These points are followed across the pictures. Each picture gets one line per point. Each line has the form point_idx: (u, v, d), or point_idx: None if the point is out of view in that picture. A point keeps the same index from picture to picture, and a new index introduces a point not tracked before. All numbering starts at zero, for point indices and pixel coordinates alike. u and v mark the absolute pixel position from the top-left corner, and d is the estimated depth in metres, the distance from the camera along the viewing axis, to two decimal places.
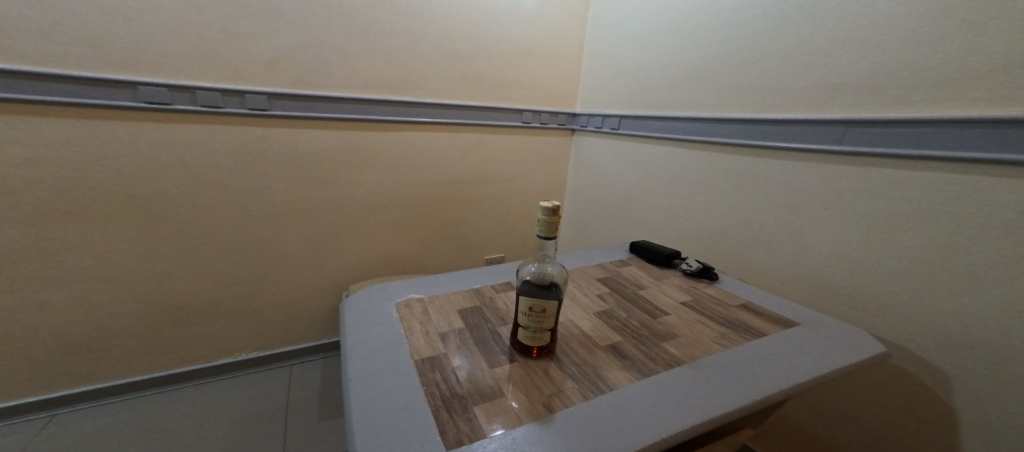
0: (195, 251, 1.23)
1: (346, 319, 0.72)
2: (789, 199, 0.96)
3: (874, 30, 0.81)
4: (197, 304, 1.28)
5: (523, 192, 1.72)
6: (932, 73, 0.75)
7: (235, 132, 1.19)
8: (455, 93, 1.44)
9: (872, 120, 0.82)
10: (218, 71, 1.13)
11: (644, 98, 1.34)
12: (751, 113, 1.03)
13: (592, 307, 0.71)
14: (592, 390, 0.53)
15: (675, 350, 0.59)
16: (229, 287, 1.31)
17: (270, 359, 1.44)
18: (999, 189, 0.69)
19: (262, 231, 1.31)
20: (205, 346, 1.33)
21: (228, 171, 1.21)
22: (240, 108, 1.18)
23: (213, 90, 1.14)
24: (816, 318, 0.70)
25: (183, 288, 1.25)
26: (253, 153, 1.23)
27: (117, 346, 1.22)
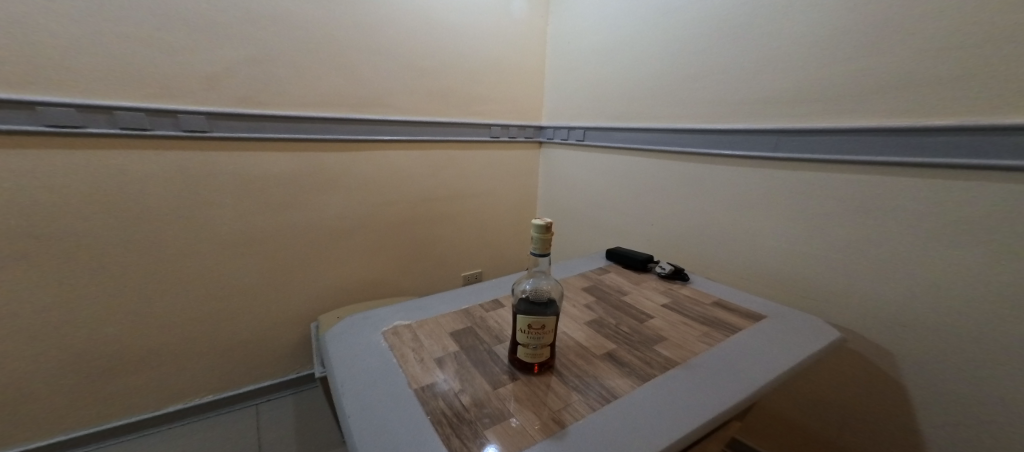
0: (125, 286, 1.14)
1: (331, 354, 0.69)
2: (744, 202, 1.05)
3: (800, 49, 0.92)
4: (131, 344, 1.18)
5: (493, 205, 1.75)
6: (851, 84, 0.85)
7: (167, 156, 1.12)
8: (422, 110, 1.45)
9: (802, 129, 0.92)
10: (145, 90, 1.06)
11: (605, 110, 1.42)
12: (706, 124, 1.11)
13: (582, 317, 0.74)
14: (598, 399, 0.56)
15: (668, 353, 0.64)
16: (171, 323, 1.22)
17: (233, 400, 1.37)
18: (900, 181, 0.81)
19: (205, 258, 1.22)
20: (147, 388, 1.23)
21: (163, 198, 1.13)
22: (171, 130, 1.11)
23: (137, 111, 1.05)
24: (774, 308, 0.78)
25: (112, 328, 1.14)
26: (191, 179, 1.16)
27: (50, 399, 1.11)
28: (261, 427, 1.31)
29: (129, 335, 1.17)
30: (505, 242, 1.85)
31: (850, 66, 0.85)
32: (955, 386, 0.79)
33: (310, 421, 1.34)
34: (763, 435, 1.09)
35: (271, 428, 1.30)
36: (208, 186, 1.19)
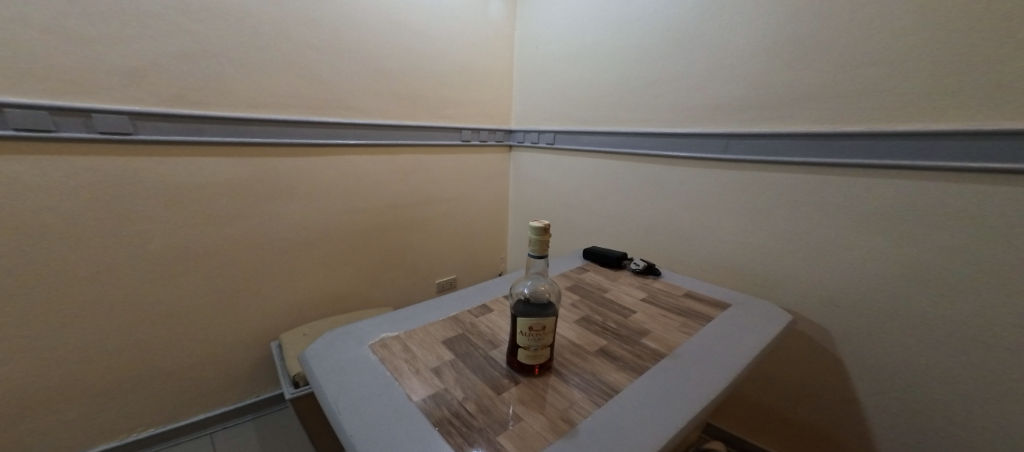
0: (29, 310, 0.99)
1: (316, 373, 0.65)
2: (703, 200, 1.14)
3: (747, 60, 1.02)
4: (42, 377, 1.04)
5: (462, 209, 1.74)
6: (786, 92, 0.97)
7: (83, 161, 0.98)
8: (388, 113, 1.41)
9: (748, 133, 1.03)
10: (51, 85, 0.93)
11: (572, 115, 1.47)
12: (668, 128, 1.18)
13: (570, 316, 0.78)
14: (600, 395, 0.59)
15: (655, 345, 0.69)
16: (94, 349, 1.09)
17: (180, 431, 1.26)
18: (827, 178, 0.93)
19: (131, 274, 1.09)
20: (70, 426, 1.10)
21: (79, 209, 1.00)
22: (84, 131, 0.97)
23: (38, 109, 0.92)
24: (736, 296, 0.86)
25: (15, 360, 1.00)
26: (113, 187, 1.03)
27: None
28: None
29: (46, 370, 1.04)
30: (474, 246, 1.84)
31: (789, 78, 0.96)
32: (878, 356, 0.92)
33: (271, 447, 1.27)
34: (733, 416, 1.19)
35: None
36: (135, 195, 1.06)
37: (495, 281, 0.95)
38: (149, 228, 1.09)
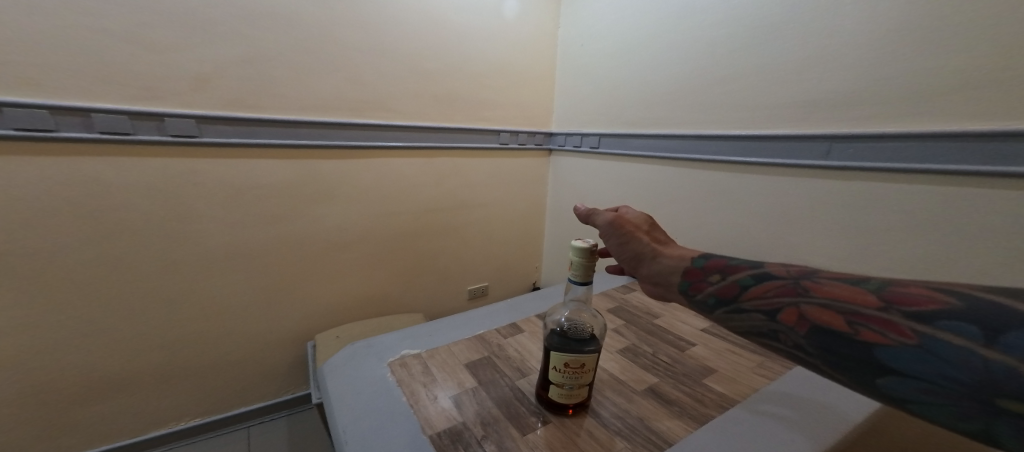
0: (95, 302, 1.04)
1: (331, 393, 0.60)
2: (776, 212, 0.98)
3: (839, 49, 0.86)
4: (106, 366, 1.09)
5: (501, 216, 1.68)
6: (897, 85, 0.79)
7: (154, 164, 1.03)
8: (427, 116, 1.38)
9: (858, 134, 0.84)
10: (127, 91, 0.97)
11: (621, 117, 1.35)
12: (735, 131, 1.04)
13: (613, 344, 0.67)
14: (648, 447, 0.48)
15: (720, 389, 0.57)
16: (152, 343, 1.13)
17: (222, 423, 1.29)
18: (958, 192, 0.73)
19: (192, 273, 1.13)
20: (125, 414, 1.15)
21: (146, 209, 1.04)
22: (157, 134, 1.02)
23: (119, 113, 0.97)
24: None
25: (81, 350, 1.05)
26: (177, 187, 1.07)
27: (26, 430, 1.04)
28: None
29: (109, 360, 1.09)
30: (512, 254, 1.78)
31: (903, 67, 0.78)
32: None
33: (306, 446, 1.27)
34: None
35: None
36: (198, 197, 1.10)
37: (529, 297, 0.87)
38: (208, 229, 1.13)
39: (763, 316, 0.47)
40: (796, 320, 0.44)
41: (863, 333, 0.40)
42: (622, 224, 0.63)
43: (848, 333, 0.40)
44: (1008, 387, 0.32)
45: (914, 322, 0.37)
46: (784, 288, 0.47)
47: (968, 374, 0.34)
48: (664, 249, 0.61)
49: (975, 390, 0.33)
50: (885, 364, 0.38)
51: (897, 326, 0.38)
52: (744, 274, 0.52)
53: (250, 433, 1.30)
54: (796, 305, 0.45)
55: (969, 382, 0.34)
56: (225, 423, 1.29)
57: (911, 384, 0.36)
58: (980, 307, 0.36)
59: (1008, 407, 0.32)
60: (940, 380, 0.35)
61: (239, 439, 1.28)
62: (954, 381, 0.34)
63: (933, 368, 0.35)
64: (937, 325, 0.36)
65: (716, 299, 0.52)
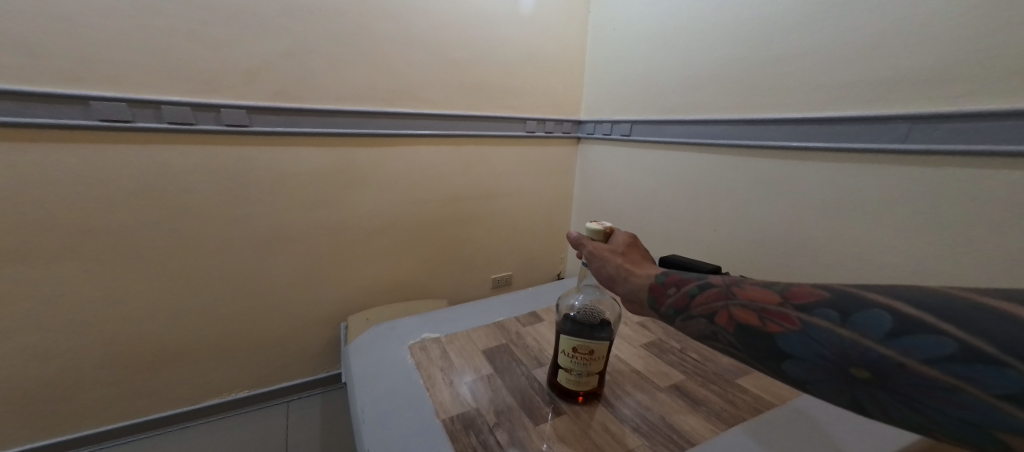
0: (160, 280, 1.13)
1: (353, 373, 0.61)
2: (826, 201, 0.89)
3: (912, 19, 0.75)
4: (168, 339, 1.18)
5: (529, 205, 1.67)
6: (988, 58, 0.68)
7: (212, 153, 1.10)
8: (455, 105, 1.39)
9: (944, 114, 0.72)
10: (186, 85, 1.03)
11: (655, 103, 1.29)
12: (780, 115, 0.96)
13: (637, 338, 0.65)
14: (668, 445, 0.45)
15: (752, 393, 0.53)
16: (206, 319, 1.21)
17: (267, 396, 1.37)
18: None
19: (243, 256, 1.21)
20: (183, 384, 1.24)
21: (204, 196, 1.12)
22: (215, 125, 1.08)
23: (183, 105, 1.04)
24: None
25: (147, 324, 1.14)
26: (230, 175, 1.13)
27: (99, 392, 1.14)
28: (293, 429, 1.29)
29: (170, 334, 1.18)
30: (539, 245, 1.77)
31: (997, 38, 0.67)
32: None
33: (342, 423, 1.33)
34: None
35: (303, 430, 1.29)
36: (248, 184, 1.16)
37: (551, 287, 0.85)
38: (260, 215, 1.20)
39: (701, 320, 0.45)
40: (725, 321, 0.43)
41: (771, 327, 0.40)
42: (598, 251, 0.54)
43: (758, 328, 0.41)
44: (856, 358, 0.35)
45: (800, 312, 0.39)
46: (715, 292, 0.46)
47: (831, 350, 0.36)
48: (636, 269, 0.54)
49: (838, 365, 0.36)
50: (782, 351, 0.39)
51: (788, 316, 0.40)
52: (690, 283, 0.49)
53: (293, 407, 1.38)
54: (726, 307, 0.44)
55: (834, 359, 0.36)
56: (270, 397, 1.38)
57: (802, 366, 0.38)
58: (844, 294, 0.38)
59: (860, 375, 0.35)
60: (817, 359, 0.37)
61: (283, 412, 1.36)
62: (826, 359, 0.37)
63: (813, 351, 0.37)
64: (813, 313, 0.38)
65: (672, 311, 0.48)
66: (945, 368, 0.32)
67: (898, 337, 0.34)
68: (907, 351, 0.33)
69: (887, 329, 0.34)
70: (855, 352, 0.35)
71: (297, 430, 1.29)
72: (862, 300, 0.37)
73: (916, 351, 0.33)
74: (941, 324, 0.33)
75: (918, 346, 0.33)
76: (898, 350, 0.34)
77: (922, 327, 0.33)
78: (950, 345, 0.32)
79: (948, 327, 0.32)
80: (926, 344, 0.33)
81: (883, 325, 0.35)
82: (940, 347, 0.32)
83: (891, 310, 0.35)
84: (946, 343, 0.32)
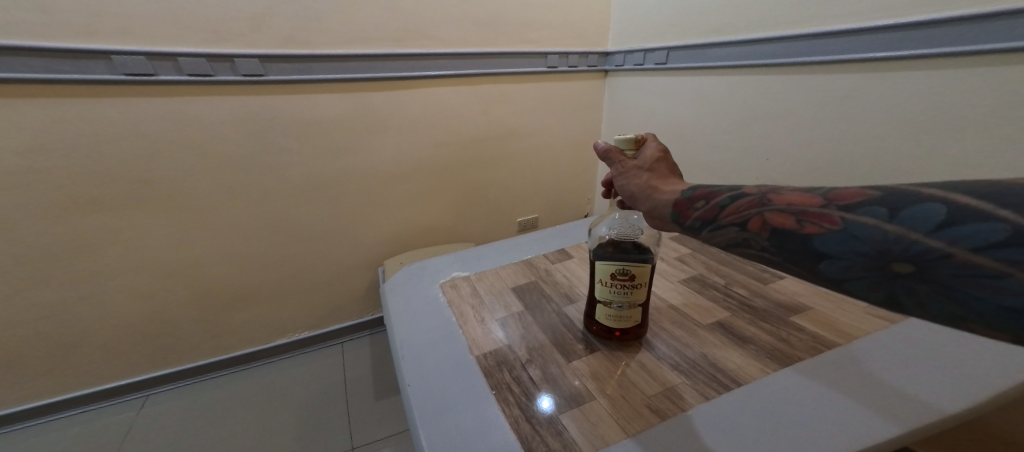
0: (202, 233, 1.15)
1: (388, 310, 0.61)
2: (900, 118, 0.79)
3: None
4: (218, 289, 1.23)
5: (554, 147, 1.61)
6: None
7: (235, 104, 1.08)
8: (471, 42, 1.30)
9: None
10: (197, 33, 1.00)
11: (694, 26, 1.16)
12: (847, 26, 0.84)
13: (677, 276, 0.61)
14: (710, 384, 0.42)
15: (810, 329, 0.49)
16: (251, 269, 1.25)
17: (317, 340, 1.43)
18: None
19: (277, 207, 1.22)
20: (239, 330, 1.31)
21: (233, 149, 1.11)
22: (232, 75, 1.06)
23: (198, 56, 1.01)
24: None
25: (196, 275, 1.19)
26: (255, 126, 1.12)
27: (164, 340, 1.22)
28: (346, 365, 1.36)
29: (219, 285, 1.23)
30: (566, 188, 1.72)
31: None
32: None
33: (388, 361, 1.39)
34: None
35: (354, 367, 1.35)
36: (273, 134, 1.15)
37: (582, 223, 0.82)
38: (289, 167, 1.20)
39: (733, 229, 0.40)
40: (756, 227, 0.38)
41: (804, 228, 0.35)
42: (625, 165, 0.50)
43: (792, 230, 0.35)
44: (898, 252, 0.30)
45: (843, 211, 0.33)
46: (749, 199, 0.40)
47: (872, 247, 0.31)
48: (663, 185, 0.48)
49: (877, 261, 0.31)
50: (816, 253, 0.34)
51: (830, 216, 0.34)
52: (721, 192, 0.42)
53: (342, 348, 1.45)
54: (756, 212, 0.39)
55: (872, 254, 0.31)
56: (319, 340, 1.44)
57: (838, 267, 0.32)
58: (896, 191, 0.32)
59: (901, 271, 0.30)
60: (856, 257, 0.32)
61: (333, 353, 1.42)
62: (865, 256, 0.31)
63: (850, 248, 0.32)
64: (857, 212, 0.33)
65: (698, 223, 0.42)
66: (997, 255, 0.26)
67: (951, 227, 0.28)
68: (956, 240, 0.28)
69: (939, 220, 0.28)
70: (898, 246, 0.30)
71: (348, 370, 1.34)
72: (917, 193, 0.31)
73: (966, 239, 0.27)
74: (998, 209, 0.27)
75: (969, 233, 0.27)
76: (946, 240, 0.28)
77: (977, 214, 0.27)
78: (1005, 230, 0.26)
79: (1007, 212, 0.27)
80: (977, 231, 0.27)
81: (935, 216, 0.29)
82: (993, 233, 0.26)
83: (947, 201, 0.29)
84: (1002, 229, 0.26)
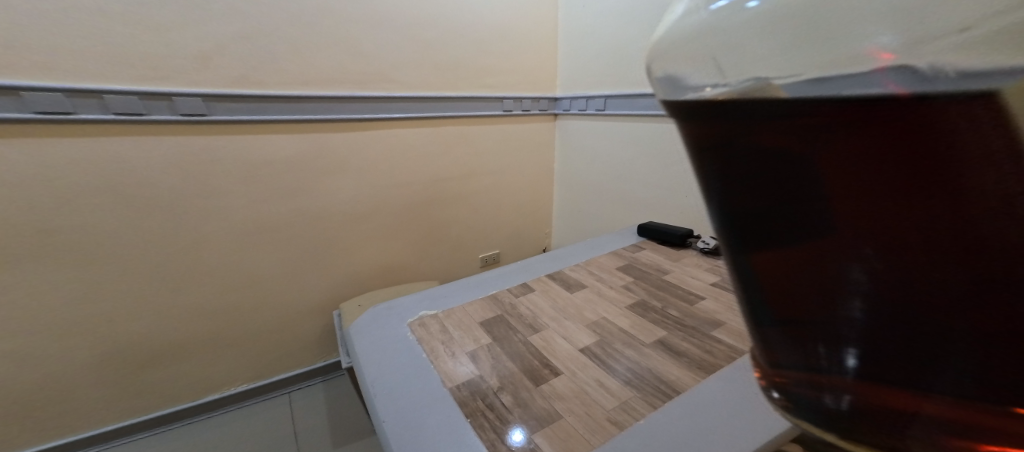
0: (130, 279, 1.08)
1: (357, 350, 0.63)
2: None
3: None
4: (147, 340, 1.14)
5: (510, 182, 1.70)
6: None
7: (174, 146, 1.05)
8: (430, 86, 1.38)
9: None
10: (132, 70, 0.96)
11: (627, 77, 1.38)
12: None
13: (623, 301, 0.70)
14: (658, 396, 0.49)
15: (729, 339, 0.59)
16: (188, 317, 1.18)
17: (262, 391, 1.36)
18: None
19: (220, 249, 1.17)
20: (172, 384, 1.21)
21: (171, 191, 1.07)
22: (169, 115, 1.03)
23: (129, 94, 0.97)
24: None
25: (120, 326, 1.10)
26: (196, 167, 1.09)
27: (78, 402, 1.10)
28: (296, 415, 1.30)
29: (149, 334, 1.14)
30: (524, 223, 1.82)
31: None
32: None
33: (343, 407, 1.34)
34: None
35: (306, 416, 1.30)
36: (218, 178, 1.13)
37: (538, 258, 0.89)
38: (233, 209, 1.17)
39: None
40: None
41: None
42: None
43: None
44: None
45: None
46: None
47: None
48: None
49: None
50: None
51: None
52: None
53: (290, 398, 1.38)
54: None
55: None
56: (265, 391, 1.36)
57: None
58: None
59: None
60: None
61: (280, 404, 1.35)
62: None
63: None
64: None
65: None
66: None
67: None
68: None
69: None
70: None
71: (298, 420, 1.28)
72: None
73: None
74: None
75: None
76: None
77: None
78: None
79: None
80: None
81: None
82: None
83: None
84: None
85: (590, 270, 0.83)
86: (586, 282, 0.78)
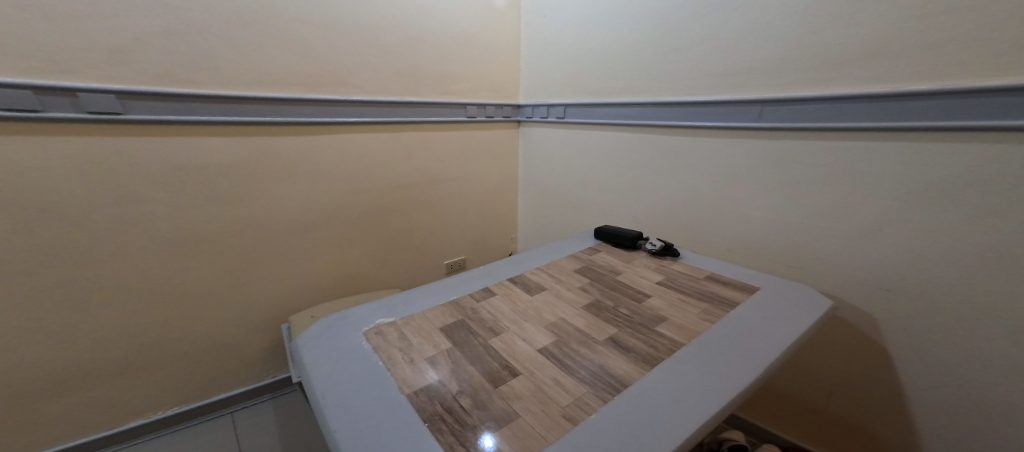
0: (40, 294, 0.98)
1: (308, 362, 0.61)
2: (733, 172, 1.10)
3: (772, 23, 0.97)
4: (61, 362, 1.04)
5: (472, 188, 1.71)
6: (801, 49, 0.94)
7: (86, 148, 0.97)
8: (388, 91, 1.37)
9: (784, 98, 0.97)
10: (30, 62, 0.88)
11: (585, 86, 1.44)
12: (687, 97, 1.15)
13: (579, 302, 0.73)
14: (609, 390, 0.53)
15: (671, 334, 0.63)
16: (112, 334, 1.09)
17: (202, 411, 1.27)
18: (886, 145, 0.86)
19: (150, 259, 1.10)
20: (91, 409, 1.11)
21: (89, 198, 0.99)
22: (70, 112, 0.94)
23: (22, 89, 0.88)
24: (763, 280, 0.79)
25: (26, 347, 0.99)
26: (116, 172, 1.01)
27: None
28: (240, 436, 1.23)
29: (63, 355, 1.04)
30: (488, 229, 1.84)
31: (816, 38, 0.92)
32: (929, 335, 0.88)
33: (293, 425, 1.29)
34: (764, 408, 1.16)
35: (252, 436, 1.24)
36: (143, 183, 1.05)
37: (499, 263, 0.90)
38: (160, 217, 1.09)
39: None
40: None
41: None
42: None
43: None
44: None
45: None
46: None
47: None
48: None
49: None
50: None
51: None
52: None
53: (233, 419, 1.30)
54: None
55: None
56: (205, 411, 1.28)
57: None
58: None
59: None
60: None
61: (222, 425, 1.28)
62: None
63: None
64: None
65: None
66: None
67: None
68: None
69: None
70: None
71: (242, 441, 1.22)
72: None
73: None
74: None
75: None
76: None
77: None
78: None
79: None
80: None
81: None
82: None
83: None
84: None
85: (548, 273, 0.85)
86: (544, 285, 0.80)
